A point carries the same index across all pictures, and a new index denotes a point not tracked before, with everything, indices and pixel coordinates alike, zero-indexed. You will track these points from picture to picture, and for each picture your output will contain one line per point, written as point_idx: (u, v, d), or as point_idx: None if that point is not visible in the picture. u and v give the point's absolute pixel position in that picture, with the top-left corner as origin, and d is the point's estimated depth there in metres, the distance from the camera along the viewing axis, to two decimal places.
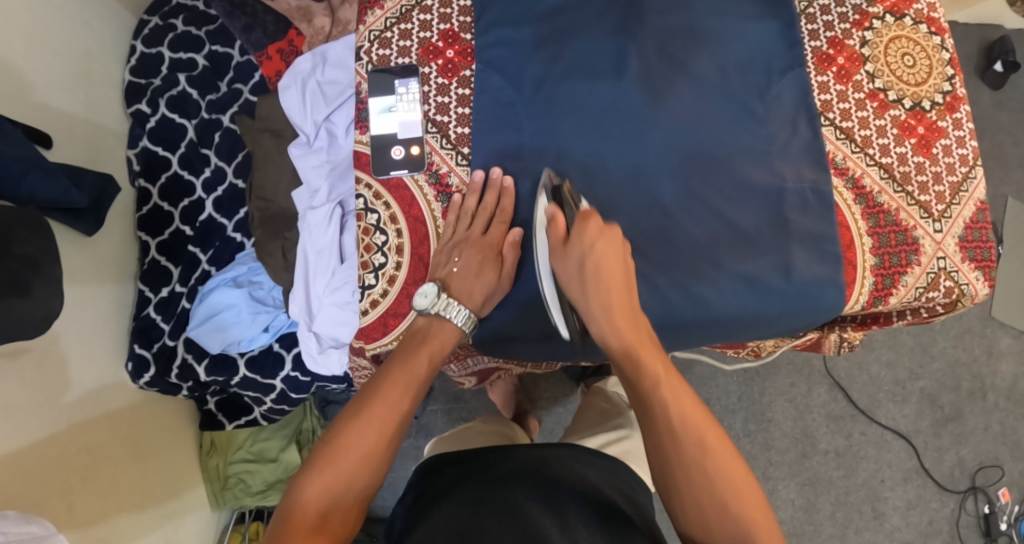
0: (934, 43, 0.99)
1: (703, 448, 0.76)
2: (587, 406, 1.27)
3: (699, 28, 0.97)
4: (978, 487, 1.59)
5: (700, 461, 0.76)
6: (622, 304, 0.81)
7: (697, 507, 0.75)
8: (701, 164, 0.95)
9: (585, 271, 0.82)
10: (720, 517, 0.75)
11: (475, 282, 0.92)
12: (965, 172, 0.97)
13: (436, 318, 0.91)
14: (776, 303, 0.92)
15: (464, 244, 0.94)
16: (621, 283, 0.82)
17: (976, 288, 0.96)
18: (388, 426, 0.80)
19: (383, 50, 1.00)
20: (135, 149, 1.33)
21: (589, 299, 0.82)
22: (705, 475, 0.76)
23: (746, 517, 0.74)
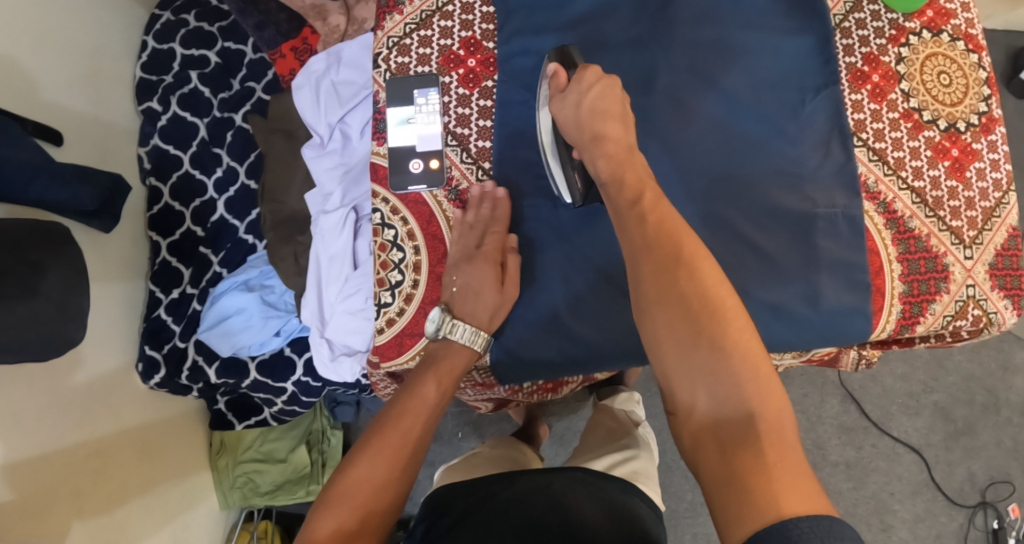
0: (971, 61, 0.96)
1: (678, 260, 0.73)
2: (595, 424, 1.25)
3: (730, 43, 0.95)
4: (988, 502, 1.58)
5: (675, 272, 0.72)
6: (616, 136, 0.84)
7: (672, 330, 0.71)
8: (728, 184, 0.92)
9: (582, 108, 0.86)
10: (700, 353, 0.69)
11: (476, 303, 0.91)
12: (999, 198, 0.94)
13: (442, 341, 0.91)
14: (802, 332, 0.90)
15: (470, 260, 0.92)
16: (617, 122, 0.85)
17: (1005, 316, 0.93)
18: (399, 457, 0.79)
19: (401, 58, 0.98)
20: (146, 148, 1.30)
21: (582, 131, 0.85)
22: (686, 305, 0.71)
23: (724, 337, 0.69)
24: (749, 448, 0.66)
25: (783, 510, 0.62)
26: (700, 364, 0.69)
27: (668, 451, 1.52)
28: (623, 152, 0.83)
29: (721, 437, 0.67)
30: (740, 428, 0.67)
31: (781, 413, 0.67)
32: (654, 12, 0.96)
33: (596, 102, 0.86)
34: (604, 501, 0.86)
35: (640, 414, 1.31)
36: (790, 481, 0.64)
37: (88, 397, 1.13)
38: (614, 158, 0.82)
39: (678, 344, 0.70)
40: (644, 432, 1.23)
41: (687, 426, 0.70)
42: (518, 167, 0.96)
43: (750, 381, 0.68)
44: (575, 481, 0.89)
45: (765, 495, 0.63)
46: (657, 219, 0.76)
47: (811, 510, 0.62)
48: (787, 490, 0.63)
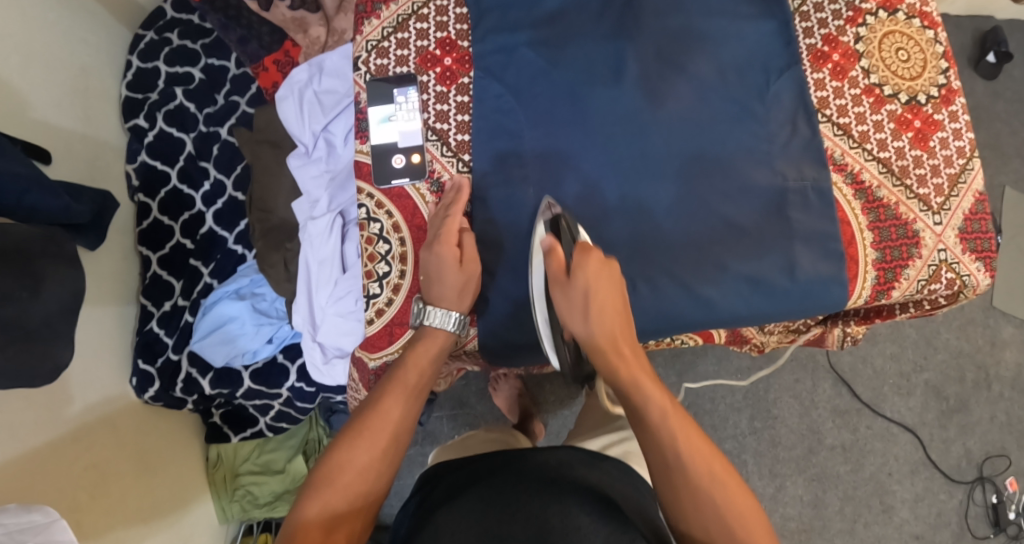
0: (928, 37, 0.99)
1: (710, 474, 0.79)
2: (590, 409, 1.27)
3: (694, 29, 0.97)
4: (986, 477, 1.59)
5: (709, 488, 0.79)
6: (622, 335, 0.84)
7: (704, 527, 0.79)
8: (702, 164, 0.94)
9: (590, 303, 0.83)
10: (707, 524, 0.79)
11: (442, 282, 0.91)
12: (963, 164, 0.97)
13: (425, 329, 0.91)
14: (780, 302, 0.93)
15: (431, 246, 0.92)
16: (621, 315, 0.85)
17: (978, 279, 0.96)
18: (380, 440, 0.81)
19: (381, 60, 0.99)
20: (133, 164, 1.33)
21: (594, 330, 0.84)
22: (691, 495, 0.79)
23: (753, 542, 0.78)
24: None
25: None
26: None
27: None
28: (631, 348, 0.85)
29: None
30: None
31: None
32: (622, 4, 0.98)
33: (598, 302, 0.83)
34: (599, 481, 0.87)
35: None
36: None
37: (84, 414, 1.14)
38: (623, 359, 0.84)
39: (692, 516, 0.79)
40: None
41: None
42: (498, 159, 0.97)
43: None
44: (572, 458, 0.91)
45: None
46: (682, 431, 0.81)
47: None
48: None
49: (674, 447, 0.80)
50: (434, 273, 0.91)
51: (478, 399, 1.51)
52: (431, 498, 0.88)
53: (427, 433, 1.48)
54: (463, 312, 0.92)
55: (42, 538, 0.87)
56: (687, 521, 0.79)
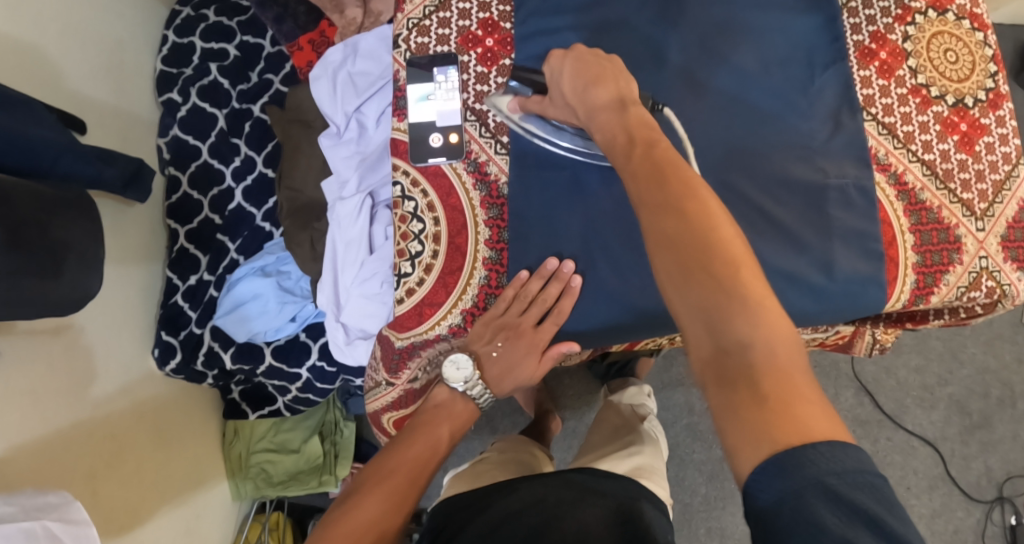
0: (977, 39, 0.98)
1: (682, 196, 0.67)
2: (601, 421, 1.27)
3: (737, 23, 0.95)
4: (1005, 497, 1.58)
5: (683, 216, 0.65)
6: (604, 83, 0.78)
7: (675, 252, 0.65)
8: (741, 158, 0.92)
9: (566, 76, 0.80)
10: (697, 287, 0.63)
11: (506, 369, 0.94)
12: (1008, 171, 0.95)
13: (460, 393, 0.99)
14: (817, 302, 0.90)
15: (509, 332, 0.89)
16: (618, 84, 0.78)
17: (1019, 289, 0.94)
18: (410, 478, 0.89)
19: (421, 38, 0.92)
20: (165, 138, 1.34)
21: (577, 102, 0.79)
22: (685, 250, 0.64)
23: (733, 274, 0.63)
24: (759, 384, 0.59)
25: (779, 439, 0.57)
26: (705, 293, 0.63)
27: (682, 445, 1.54)
28: (617, 119, 0.75)
29: (722, 364, 0.61)
30: (742, 361, 0.60)
31: (788, 344, 0.61)
32: None
33: (597, 72, 0.79)
34: (601, 500, 0.86)
35: (649, 406, 1.33)
36: (810, 413, 0.58)
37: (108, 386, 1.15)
38: (613, 127, 0.75)
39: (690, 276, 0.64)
40: (652, 427, 1.24)
41: (693, 357, 0.63)
42: None
43: (753, 306, 0.62)
44: (574, 481, 0.91)
45: (775, 435, 0.57)
46: (657, 153, 0.70)
47: (828, 434, 0.57)
48: (801, 416, 0.57)
49: (677, 207, 0.66)
50: (498, 354, 0.92)
51: None
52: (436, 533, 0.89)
53: None
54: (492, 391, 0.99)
55: (57, 516, 0.86)
56: (680, 282, 0.64)
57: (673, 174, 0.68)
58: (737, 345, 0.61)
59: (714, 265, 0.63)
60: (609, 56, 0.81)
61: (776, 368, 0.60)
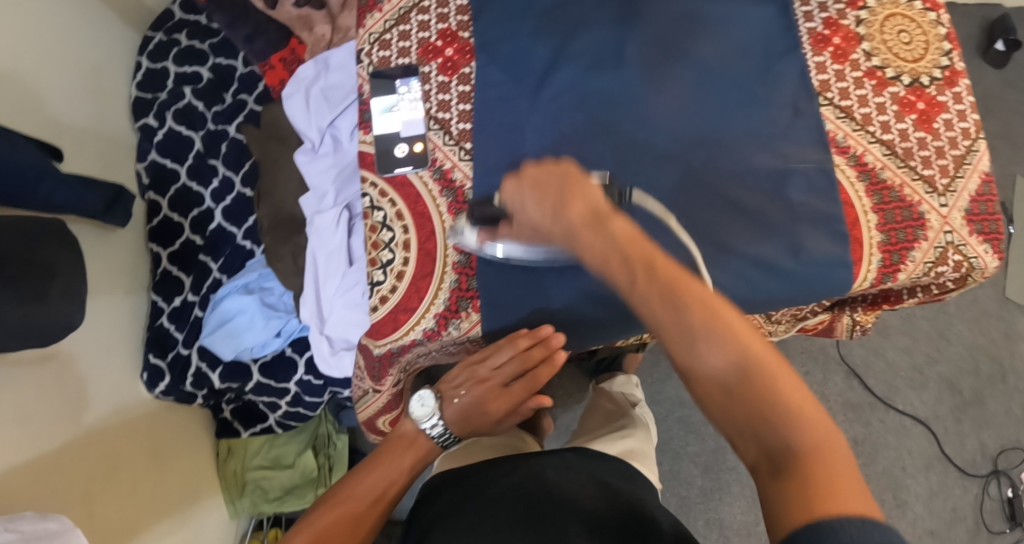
0: (930, 19, 1.00)
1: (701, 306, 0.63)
2: (593, 408, 1.28)
3: (697, 14, 0.96)
4: (1000, 470, 1.59)
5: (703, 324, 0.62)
6: (577, 196, 0.70)
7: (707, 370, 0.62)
8: (706, 150, 0.92)
9: (529, 192, 0.74)
10: (732, 398, 0.61)
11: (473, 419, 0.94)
12: (968, 146, 0.96)
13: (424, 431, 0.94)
14: (785, 286, 0.91)
15: (476, 384, 0.92)
16: (585, 197, 0.71)
17: (986, 261, 0.95)
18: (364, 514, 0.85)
19: (383, 52, 0.93)
20: (143, 163, 1.35)
21: (552, 224, 0.72)
22: (714, 368, 0.62)
23: (763, 378, 0.60)
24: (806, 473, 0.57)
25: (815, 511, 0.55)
26: (743, 405, 0.61)
27: (674, 439, 1.55)
28: (597, 232, 0.69)
29: (772, 463, 0.59)
30: (787, 459, 0.59)
31: (829, 434, 0.59)
32: None
33: (561, 183, 0.72)
34: (594, 483, 0.86)
35: (638, 395, 1.34)
36: (848, 486, 0.56)
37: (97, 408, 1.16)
38: (601, 249, 0.68)
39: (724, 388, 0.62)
40: (641, 412, 1.26)
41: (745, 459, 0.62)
42: None
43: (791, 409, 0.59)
44: (567, 463, 0.91)
45: (813, 507, 0.56)
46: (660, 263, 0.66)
47: (864, 511, 0.55)
48: (839, 494, 0.56)
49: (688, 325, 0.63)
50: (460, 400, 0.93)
51: None
52: (426, 517, 0.87)
53: None
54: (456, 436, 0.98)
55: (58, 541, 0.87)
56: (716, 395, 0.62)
57: (673, 283, 0.64)
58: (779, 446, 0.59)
59: (744, 372, 0.61)
60: (560, 161, 0.74)
61: (818, 457, 0.58)
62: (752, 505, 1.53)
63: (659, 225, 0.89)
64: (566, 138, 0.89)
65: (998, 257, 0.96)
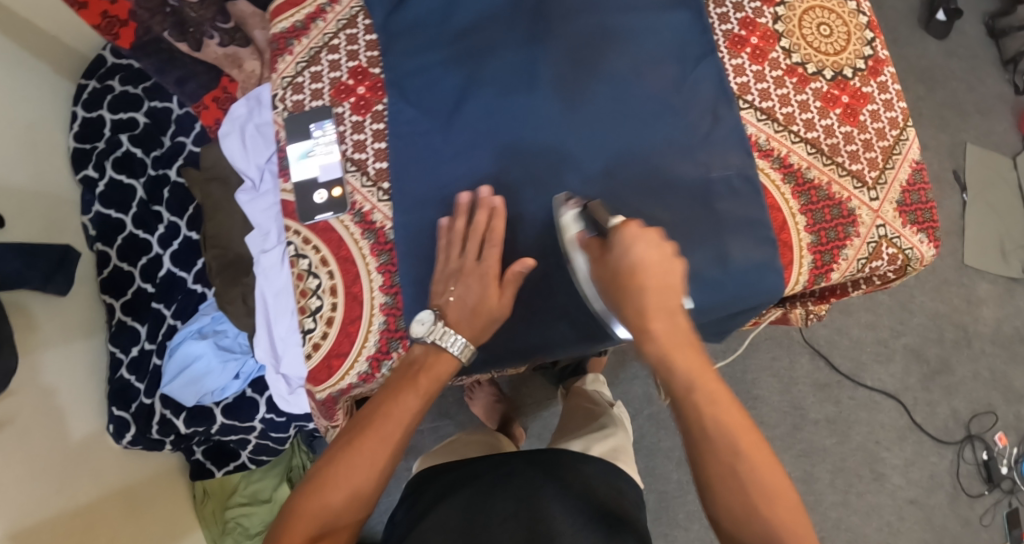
0: (850, 8, 1.01)
1: (734, 451, 0.72)
2: (572, 409, 1.30)
3: (609, 27, 0.94)
4: (974, 434, 1.61)
5: (735, 455, 0.72)
6: (664, 281, 0.75)
7: (731, 491, 0.72)
8: (626, 165, 0.91)
9: (624, 265, 0.76)
10: (749, 524, 0.71)
11: (475, 313, 0.82)
12: (897, 135, 0.97)
13: (433, 349, 0.82)
14: (721, 297, 0.90)
15: (460, 273, 0.83)
16: (670, 285, 0.76)
17: (922, 250, 0.95)
18: (379, 457, 0.75)
19: (297, 95, 0.91)
20: (89, 215, 1.34)
21: (626, 302, 0.76)
22: (743, 496, 0.72)
23: (773, 507, 0.71)
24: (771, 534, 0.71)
25: None
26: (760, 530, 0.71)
27: (647, 436, 1.56)
28: (667, 324, 0.75)
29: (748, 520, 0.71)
30: None
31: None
32: (533, 7, 0.93)
33: (650, 264, 0.75)
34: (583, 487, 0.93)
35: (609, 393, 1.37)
36: None
37: (64, 463, 1.18)
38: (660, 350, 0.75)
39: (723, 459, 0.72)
40: (619, 412, 1.29)
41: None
42: None
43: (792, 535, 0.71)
44: (568, 463, 0.98)
45: None
46: (710, 392, 0.74)
47: None
48: None
49: (729, 451, 0.72)
50: (456, 296, 0.82)
51: (458, 409, 1.52)
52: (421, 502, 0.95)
53: (411, 447, 1.50)
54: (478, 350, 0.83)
55: None
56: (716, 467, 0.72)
57: (694, 365, 0.74)
58: (764, 507, 0.71)
59: (741, 452, 0.72)
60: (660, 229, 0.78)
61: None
62: None
63: None
64: (481, 167, 0.88)
65: (934, 246, 0.97)
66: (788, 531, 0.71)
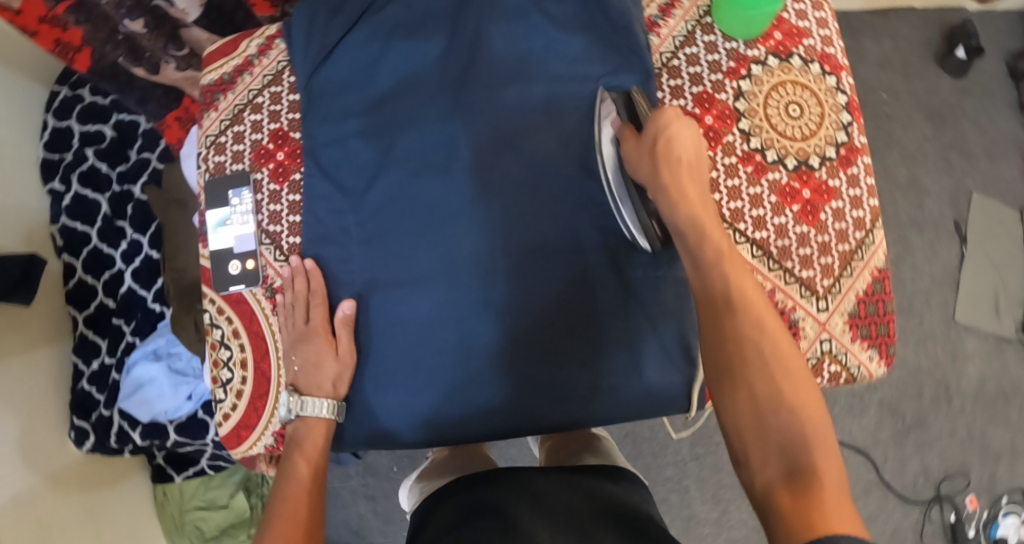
0: (828, 85, 0.92)
1: (761, 329, 0.71)
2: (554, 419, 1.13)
3: (535, 102, 0.88)
4: (944, 495, 1.54)
5: (759, 336, 0.71)
6: (692, 164, 0.79)
7: (749, 386, 0.69)
8: (541, 253, 0.87)
9: (663, 144, 0.79)
10: (772, 416, 0.68)
11: (319, 374, 0.85)
12: (860, 238, 0.91)
13: (297, 421, 0.86)
14: (651, 399, 0.87)
15: (298, 341, 0.87)
16: (697, 166, 0.80)
17: (871, 368, 0.90)
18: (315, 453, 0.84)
19: (219, 156, 0.91)
20: (56, 225, 1.35)
21: (661, 173, 0.78)
22: (769, 379, 0.69)
23: (791, 388, 0.69)
24: (819, 493, 0.64)
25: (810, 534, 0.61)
26: (777, 417, 0.68)
27: None
28: (699, 199, 0.78)
29: (793, 481, 0.65)
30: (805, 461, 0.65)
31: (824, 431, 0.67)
32: (457, 78, 0.89)
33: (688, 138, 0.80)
34: (578, 491, 0.82)
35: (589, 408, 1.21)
36: (837, 503, 0.63)
37: (22, 467, 1.17)
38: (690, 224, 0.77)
39: (756, 413, 0.68)
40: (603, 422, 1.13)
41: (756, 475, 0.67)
42: (319, 240, 0.89)
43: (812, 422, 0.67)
44: (572, 475, 0.86)
45: (804, 530, 0.61)
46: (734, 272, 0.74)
47: (847, 530, 0.60)
48: (833, 511, 0.62)
49: (756, 326, 0.71)
50: (298, 367, 0.86)
51: None
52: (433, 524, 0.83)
53: (366, 464, 1.44)
54: (340, 402, 0.86)
55: None
56: (746, 427, 0.68)
57: (724, 241, 0.76)
58: (800, 463, 0.65)
59: (781, 398, 0.68)
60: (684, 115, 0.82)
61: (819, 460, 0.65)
62: (679, 537, 1.48)
63: (489, 335, 0.87)
64: (398, 248, 0.88)
65: (886, 362, 0.92)
66: (809, 421, 0.67)
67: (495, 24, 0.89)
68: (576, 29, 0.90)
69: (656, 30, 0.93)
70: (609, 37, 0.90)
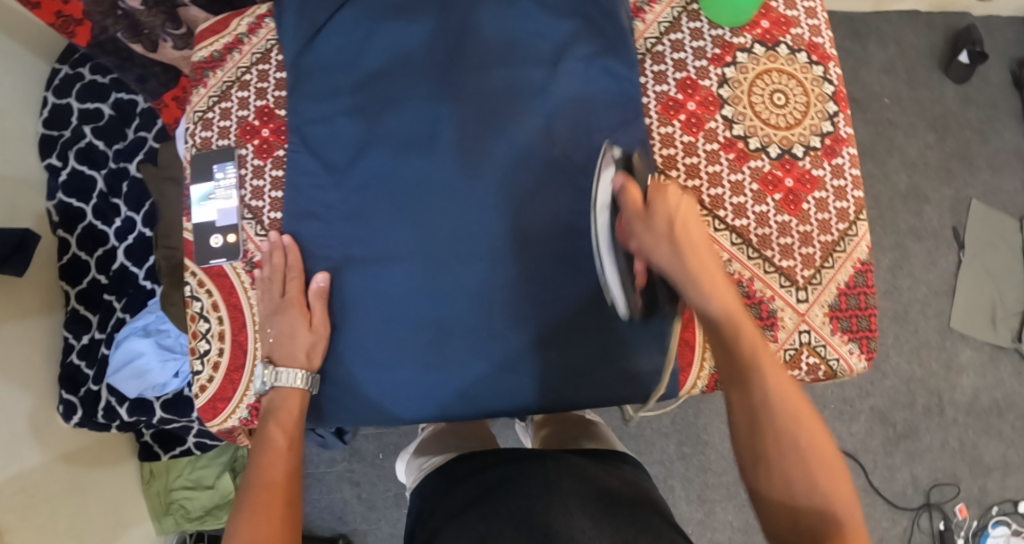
0: (813, 75, 0.92)
1: (795, 416, 0.70)
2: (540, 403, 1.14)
3: (518, 85, 0.89)
4: (933, 504, 1.51)
5: (795, 417, 0.70)
6: (704, 245, 0.79)
7: (781, 460, 0.69)
8: (521, 238, 0.87)
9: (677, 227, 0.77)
10: (804, 495, 0.67)
11: (292, 345, 0.85)
12: (843, 229, 0.90)
13: (270, 393, 0.86)
14: (624, 387, 0.87)
15: (275, 313, 0.86)
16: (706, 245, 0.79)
17: (850, 361, 0.89)
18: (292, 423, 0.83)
19: (205, 132, 0.92)
20: (52, 201, 1.37)
21: (683, 257, 0.77)
22: (802, 457, 0.69)
23: (824, 464, 0.68)
24: None
25: None
26: (807, 496, 0.67)
27: None
28: (719, 283, 0.77)
29: None
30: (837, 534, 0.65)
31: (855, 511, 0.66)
32: (444, 56, 0.89)
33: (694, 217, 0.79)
34: (581, 475, 0.79)
35: None
36: None
37: (11, 437, 1.17)
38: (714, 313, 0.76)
39: (784, 489, 0.68)
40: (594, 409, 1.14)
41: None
42: (301, 216, 0.89)
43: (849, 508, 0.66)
44: (568, 457, 0.85)
45: None
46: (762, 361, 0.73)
47: None
48: None
49: (792, 412, 0.70)
50: (273, 337, 0.86)
51: None
52: (438, 511, 0.81)
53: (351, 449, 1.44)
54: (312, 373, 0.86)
55: None
56: (774, 500, 0.68)
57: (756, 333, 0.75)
58: (826, 529, 0.65)
59: (813, 479, 0.68)
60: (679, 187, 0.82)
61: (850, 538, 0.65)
62: None
63: (463, 316, 0.87)
64: (377, 224, 0.88)
65: (867, 357, 0.91)
66: (841, 498, 0.67)
67: (484, 7, 0.90)
68: (566, 15, 0.90)
69: (642, 16, 0.93)
70: (599, 25, 0.90)
